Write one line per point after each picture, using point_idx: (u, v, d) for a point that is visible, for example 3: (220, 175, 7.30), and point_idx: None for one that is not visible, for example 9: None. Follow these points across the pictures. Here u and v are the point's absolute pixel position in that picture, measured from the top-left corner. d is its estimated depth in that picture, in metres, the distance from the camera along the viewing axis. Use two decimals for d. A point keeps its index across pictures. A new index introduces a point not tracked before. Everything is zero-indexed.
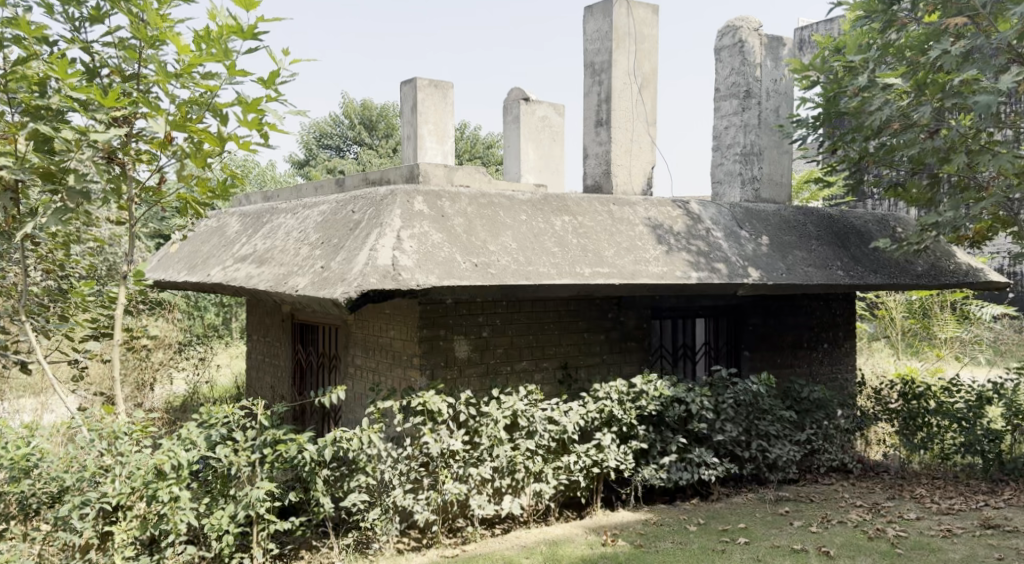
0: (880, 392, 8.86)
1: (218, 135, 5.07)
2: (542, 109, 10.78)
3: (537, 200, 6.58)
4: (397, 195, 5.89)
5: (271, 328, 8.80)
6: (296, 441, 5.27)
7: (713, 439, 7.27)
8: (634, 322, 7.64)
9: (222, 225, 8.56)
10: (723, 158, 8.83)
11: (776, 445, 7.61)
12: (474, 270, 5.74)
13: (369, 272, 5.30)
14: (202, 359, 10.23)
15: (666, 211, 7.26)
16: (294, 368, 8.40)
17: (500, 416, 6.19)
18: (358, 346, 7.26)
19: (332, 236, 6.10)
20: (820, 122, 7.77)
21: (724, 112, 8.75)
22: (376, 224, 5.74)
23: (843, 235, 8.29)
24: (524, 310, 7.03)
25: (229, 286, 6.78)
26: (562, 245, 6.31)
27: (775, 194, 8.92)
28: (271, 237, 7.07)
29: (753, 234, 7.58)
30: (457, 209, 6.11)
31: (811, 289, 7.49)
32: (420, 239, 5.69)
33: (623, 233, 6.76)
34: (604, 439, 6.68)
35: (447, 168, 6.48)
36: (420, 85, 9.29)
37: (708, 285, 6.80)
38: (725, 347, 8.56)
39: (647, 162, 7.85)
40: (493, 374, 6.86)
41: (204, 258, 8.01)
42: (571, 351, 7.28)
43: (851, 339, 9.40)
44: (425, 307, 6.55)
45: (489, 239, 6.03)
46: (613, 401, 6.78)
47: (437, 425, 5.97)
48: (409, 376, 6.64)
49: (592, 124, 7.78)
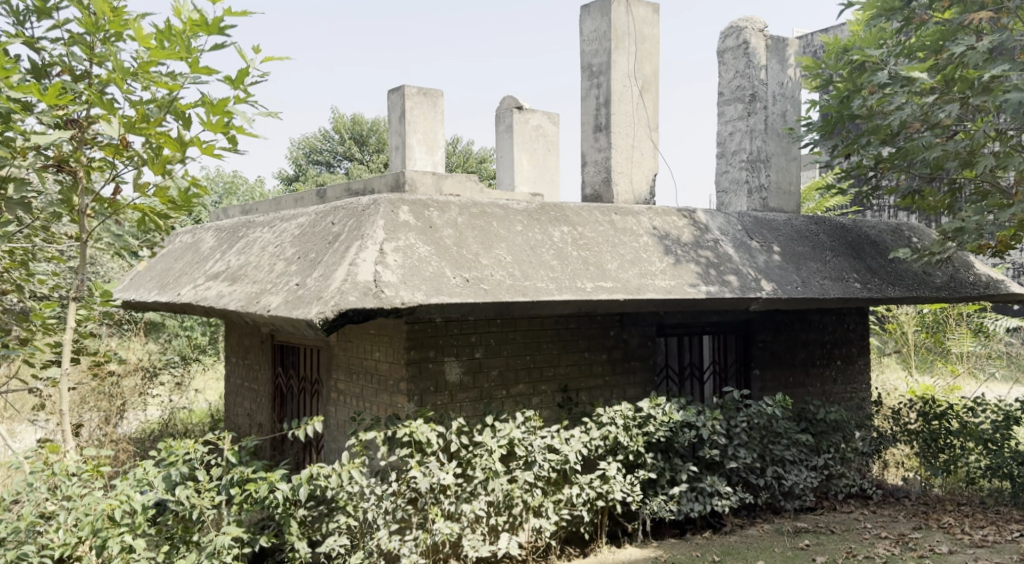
0: (898, 412, 8.36)
1: (179, 139, 4.49)
2: (536, 118, 10.33)
3: (533, 209, 6.06)
4: (380, 204, 5.36)
5: (250, 351, 8.24)
6: (267, 480, 4.79)
7: (725, 466, 6.74)
8: (638, 340, 7.12)
9: (197, 242, 8.00)
10: (728, 165, 8.32)
11: (791, 471, 7.11)
12: (465, 285, 5.21)
13: (349, 288, 4.77)
14: (178, 384, 9.66)
15: (672, 220, 6.75)
16: (273, 393, 7.84)
17: (496, 446, 5.66)
18: (341, 370, 6.72)
19: (310, 251, 5.56)
20: (831, 126, 7.14)
21: (729, 117, 8.26)
22: (357, 236, 5.21)
23: (858, 246, 7.78)
24: (520, 330, 6.50)
25: (201, 307, 6.22)
26: (561, 258, 5.80)
27: (784, 203, 8.40)
28: (245, 253, 6.52)
29: (764, 244, 7.07)
30: (446, 220, 5.58)
31: (827, 303, 6.98)
32: (405, 253, 5.16)
33: (627, 245, 6.25)
34: (608, 469, 6.15)
35: (435, 176, 5.97)
36: (408, 93, 8.79)
37: (719, 300, 6.28)
38: (734, 366, 8.04)
39: (649, 170, 7.34)
40: (487, 399, 6.32)
41: (176, 277, 7.43)
42: (571, 372, 6.75)
43: (865, 356, 8.90)
44: (413, 327, 6.02)
45: (481, 251, 5.50)
46: (618, 427, 6.25)
47: (426, 457, 5.42)
48: (395, 402, 6.10)
49: (590, 130, 7.27)
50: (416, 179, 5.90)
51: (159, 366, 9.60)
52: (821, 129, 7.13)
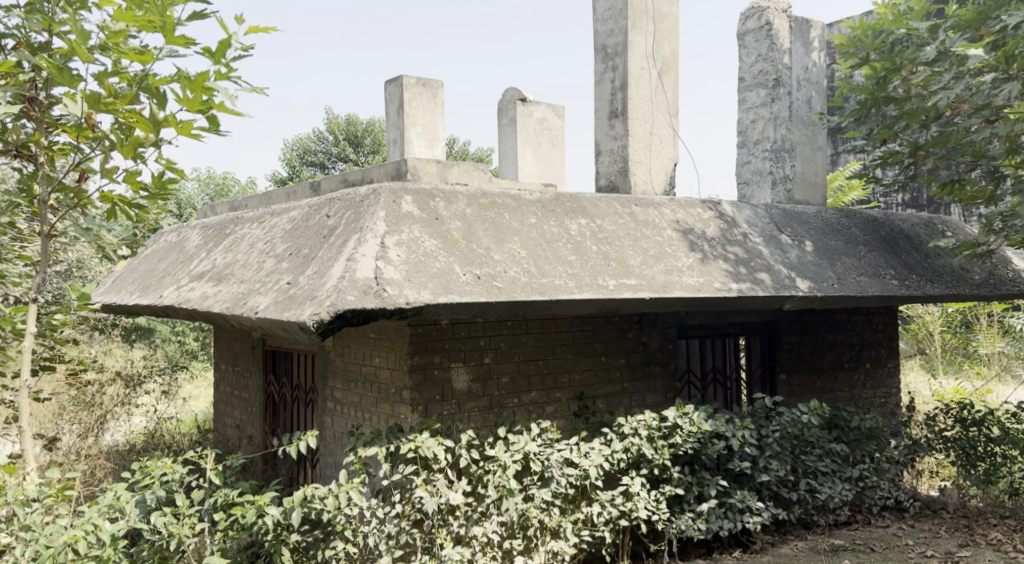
0: (933, 418, 7.89)
1: (151, 118, 3.93)
2: (540, 111, 9.81)
3: (547, 200, 5.52)
4: (381, 192, 4.82)
5: (240, 357, 7.69)
6: (255, 504, 4.24)
7: (756, 480, 6.22)
8: (658, 343, 6.58)
9: (183, 241, 7.45)
10: (750, 155, 7.75)
11: (825, 484, 6.60)
12: (476, 283, 4.67)
13: (345, 285, 4.22)
14: (164, 393, 9.09)
15: (696, 213, 6.21)
16: (265, 403, 7.27)
17: (510, 461, 5.12)
18: (338, 377, 6.18)
19: (302, 246, 5.01)
20: (865, 109, 6.76)
21: (750, 104, 7.70)
22: (355, 229, 4.66)
23: (892, 240, 7.26)
24: (532, 333, 5.96)
25: (183, 310, 5.67)
26: (580, 253, 5.25)
27: (809, 195, 7.87)
28: (232, 251, 5.97)
29: (795, 239, 6.54)
30: (454, 211, 5.02)
31: (864, 301, 6.46)
32: (409, 247, 4.62)
33: (649, 239, 5.70)
34: (632, 485, 5.60)
35: (440, 164, 5.44)
36: (406, 84, 8.26)
37: (751, 299, 5.74)
38: (758, 370, 7.51)
39: (669, 160, 6.80)
40: (497, 408, 5.78)
41: (159, 278, 6.88)
42: (587, 378, 6.20)
43: (894, 359, 8.38)
44: (417, 330, 5.48)
45: (493, 246, 4.96)
46: (641, 439, 5.72)
47: (433, 474, 4.88)
48: (397, 413, 5.56)
49: (605, 116, 6.74)
50: (419, 168, 5.37)
51: (143, 375, 9.06)
52: (854, 113, 6.77)
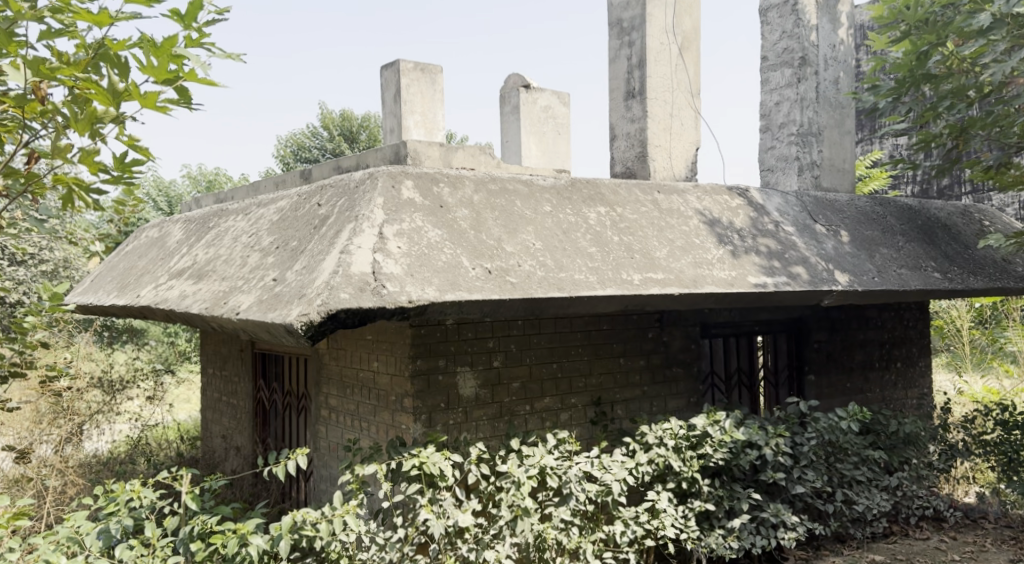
0: (971, 420, 7.43)
1: (109, 87, 3.37)
2: (545, 98, 9.26)
3: (562, 186, 4.98)
4: (378, 177, 4.28)
5: (228, 361, 7.14)
6: (237, 533, 3.64)
7: (790, 492, 5.70)
8: (680, 343, 6.05)
9: (164, 236, 6.91)
10: (774, 140, 7.21)
11: (861, 494, 6.12)
12: (487, 278, 4.14)
13: (339, 281, 3.68)
14: (147, 399, 8.54)
15: (723, 200, 5.66)
16: (256, 411, 6.73)
17: (525, 477, 4.59)
18: (333, 382, 5.65)
19: (289, 238, 4.45)
20: (904, 88, 6.28)
21: (774, 84, 7.17)
22: (349, 218, 4.11)
23: (929, 230, 6.73)
24: (545, 333, 5.44)
25: (160, 311, 5.12)
26: (600, 244, 4.71)
27: (837, 183, 7.33)
28: (215, 246, 5.41)
29: (831, 228, 6.01)
30: (460, 198, 4.48)
31: (905, 296, 5.93)
32: (410, 237, 4.07)
33: (675, 228, 5.15)
34: (658, 500, 5.08)
35: (443, 146, 4.89)
36: (403, 69, 7.71)
37: (787, 295, 5.21)
38: (785, 372, 7.00)
39: (690, 144, 6.26)
40: (508, 417, 5.25)
41: (138, 275, 6.33)
42: (605, 382, 5.67)
43: (925, 357, 7.88)
44: (419, 332, 4.95)
45: (505, 236, 4.41)
46: (666, 449, 5.19)
47: (439, 493, 4.33)
48: (398, 423, 5.02)
49: (621, 97, 6.20)
50: (420, 151, 4.83)
51: (125, 380, 8.50)
52: (891, 92, 6.29)
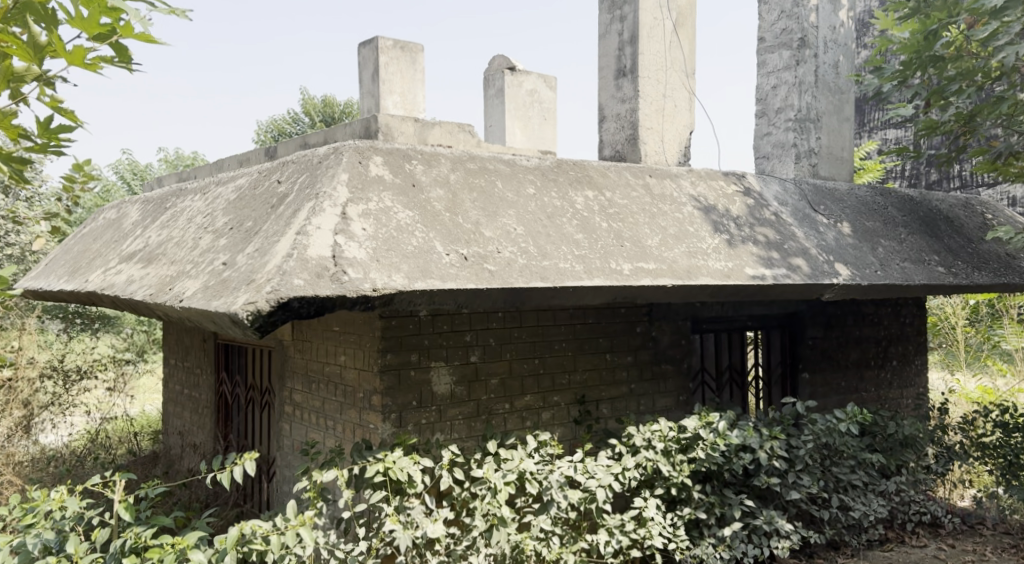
0: (970, 422, 7.10)
1: (30, 41, 2.93)
2: (531, 81, 8.86)
3: (547, 167, 4.59)
4: (343, 152, 3.87)
5: (191, 352, 6.72)
6: (174, 548, 3.25)
7: (785, 498, 5.32)
8: (670, 338, 5.68)
9: (121, 217, 6.46)
10: (770, 125, 6.86)
11: (857, 499, 5.78)
12: (462, 265, 3.74)
13: (293, 267, 3.28)
14: (107, 390, 8.09)
15: (718, 186, 5.29)
16: (218, 405, 6.32)
17: (502, 483, 4.21)
18: (298, 376, 5.25)
19: (245, 218, 4.04)
20: (909, 70, 5.96)
21: (771, 67, 6.81)
22: (309, 196, 3.70)
23: (932, 222, 6.38)
24: (526, 326, 5.05)
25: (106, 298, 4.70)
26: (587, 230, 4.32)
27: (835, 171, 6.98)
28: (168, 227, 4.99)
29: (831, 218, 5.66)
30: (435, 177, 4.08)
31: (909, 292, 5.57)
32: (378, 218, 3.67)
33: (667, 215, 4.77)
34: (646, 508, 4.71)
35: (418, 122, 4.49)
36: (382, 47, 7.23)
37: (787, 288, 4.84)
38: (778, 370, 6.66)
39: (683, 127, 5.89)
40: (485, 415, 4.86)
41: (90, 259, 5.89)
42: (590, 379, 5.29)
43: (922, 355, 7.56)
44: (389, 323, 4.56)
45: (483, 220, 4.02)
46: (655, 453, 4.82)
47: (407, 501, 3.94)
48: (366, 422, 4.63)
49: (611, 75, 5.81)
50: (392, 127, 4.44)
51: (82, 369, 8.05)
52: (895, 75, 5.98)
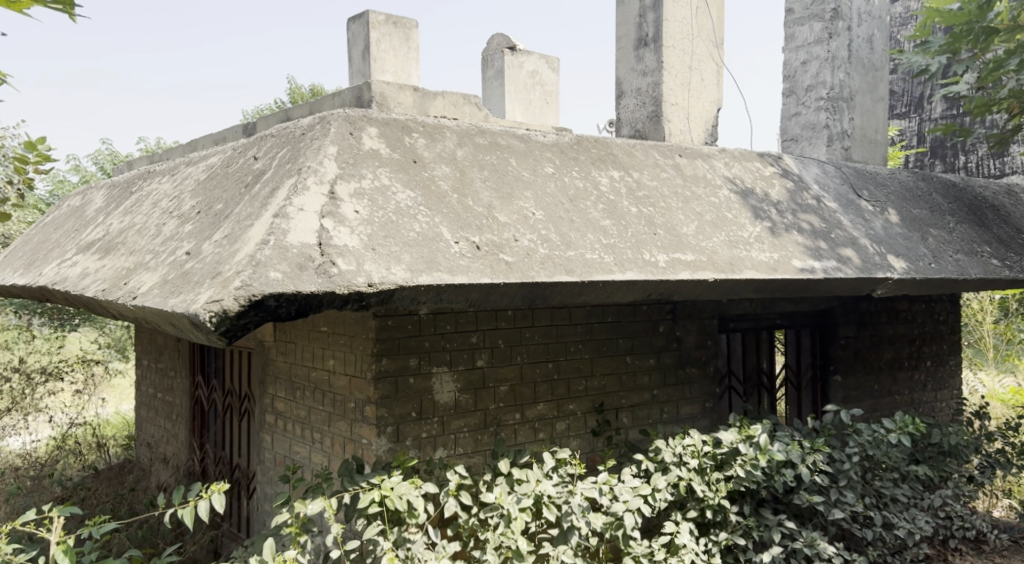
0: (1013, 427, 6.52)
1: None
2: (532, 63, 8.24)
3: (566, 144, 3.99)
4: (332, 121, 3.27)
5: (164, 353, 6.09)
6: None
7: (826, 517, 4.73)
8: (696, 338, 5.08)
9: (85, 203, 5.83)
10: (799, 104, 6.27)
11: (901, 516, 5.17)
12: (474, 255, 3.14)
13: (269, 256, 2.68)
14: (74, 392, 7.47)
15: (754, 168, 4.71)
16: (193, 413, 5.70)
17: (518, 510, 3.63)
18: (282, 382, 4.64)
19: (215, 200, 3.43)
20: (960, 42, 5.37)
21: (800, 41, 6.22)
22: (289, 172, 3.09)
23: (979, 211, 5.81)
24: (539, 327, 4.46)
25: (58, 293, 4.08)
26: (615, 216, 3.73)
27: (868, 155, 6.40)
28: (131, 213, 4.37)
29: (877, 205, 5.09)
30: (441, 152, 3.47)
31: (963, 286, 5.00)
32: (374, 199, 3.06)
33: (702, 199, 4.19)
34: (678, 533, 4.13)
35: (417, 91, 3.90)
36: (373, 21, 6.56)
37: (837, 283, 4.26)
38: (808, 372, 6.10)
39: (710, 103, 5.31)
40: (493, 427, 4.27)
41: (47, 249, 5.26)
42: (609, 384, 4.70)
43: (956, 355, 6.99)
44: (386, 323, 3.97)
45: (496, 202, 3.41)
46: (688, 470, 4.26)
47: (406, 533, 3.35)
48: (357, 437, 4.03)
49: (631, 46, 5.21)
50: (388, 96, 3.84)
51: (47, 371, 7.42)
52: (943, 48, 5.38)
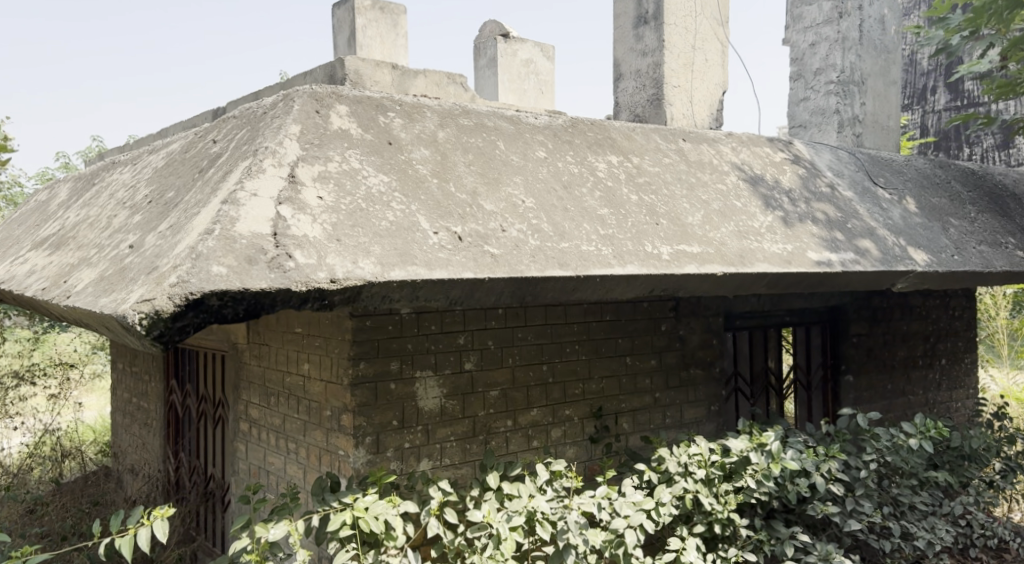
0: None
1: None
2: (527, 50, 7.85)
3: (560, 126, 3.65)
4: (296, 98, 2.93)
5: (138, 356, 5.75)
6: None
7: (841, 529, 4.38)
8: (701, 337, 4.74)
9: (51, 197, 5.48)
10: (809, 88, 5.93)
11: (920, 524, 4.81)
12: (455, 247, 2.80)
13: (212, 249, 2.35)
14: (48, 396, 7.12)
15: (762, 153, 4.37)
16: (167, 420, 5.36)
17: (508, 531, 3.31)
18: (255, 386, 4.31)
19: (169, 189, 3.09)
20: (981, 19, 5.03)
21: (809, 21, 5.87)
22: (244, 155, 2.75)
23: (1000, 200, 5.47)
24: (532, 326, 4.12)
25: (6, 292, 3.75)
26: (614, 205, 3.39)
27: (881, 142, 6.05)
28: (89, 205, 4.03)
29: (894, 193, 4.75)
30: (420, 133, 3.13)
31: (987, 280, 4.66)
32: (341, 185, 2.72)
33: (707, 186, 3.85)
34: (684, 551, 3.80)
35: (396, 69, 3.56)
36: (359, 5, 6.17)
37: (855, 276, 3.92)
38: (818, 372, 5.76)
39: (715, 86, 4.97)
40: (483, 435, 3.93)
41: (7, 245, 4.92)
42: (608, 387, 4.37)
43: (973, 353, 6.65)
44: (364, 323, 3.63)
45: (481, 188, 3.07)
46: (694, 481, 3.93)
47: (383, 557, 3.02)
48: (333, 447, 3.70)
49: (630, 24, 4.87)
50: (363, 74, 3.50)
51: (20, 374, 7.07)
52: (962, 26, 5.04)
